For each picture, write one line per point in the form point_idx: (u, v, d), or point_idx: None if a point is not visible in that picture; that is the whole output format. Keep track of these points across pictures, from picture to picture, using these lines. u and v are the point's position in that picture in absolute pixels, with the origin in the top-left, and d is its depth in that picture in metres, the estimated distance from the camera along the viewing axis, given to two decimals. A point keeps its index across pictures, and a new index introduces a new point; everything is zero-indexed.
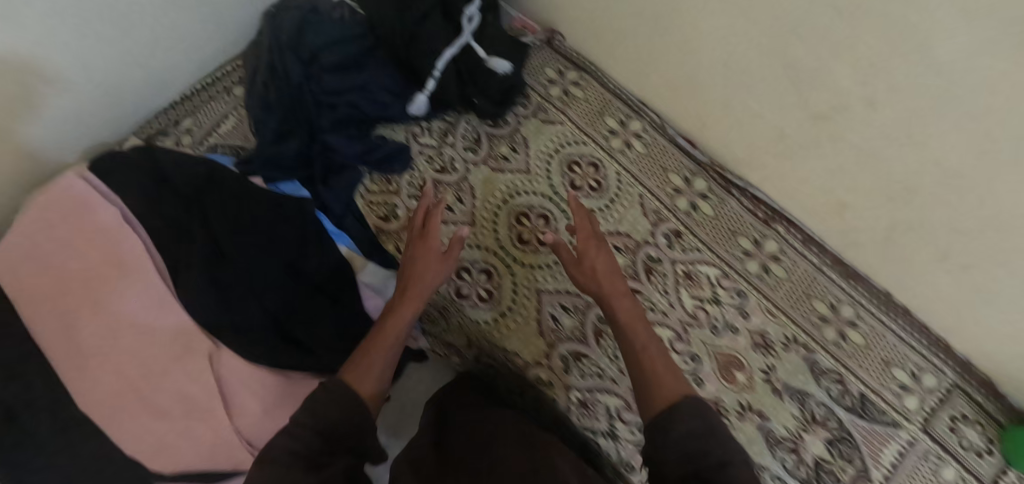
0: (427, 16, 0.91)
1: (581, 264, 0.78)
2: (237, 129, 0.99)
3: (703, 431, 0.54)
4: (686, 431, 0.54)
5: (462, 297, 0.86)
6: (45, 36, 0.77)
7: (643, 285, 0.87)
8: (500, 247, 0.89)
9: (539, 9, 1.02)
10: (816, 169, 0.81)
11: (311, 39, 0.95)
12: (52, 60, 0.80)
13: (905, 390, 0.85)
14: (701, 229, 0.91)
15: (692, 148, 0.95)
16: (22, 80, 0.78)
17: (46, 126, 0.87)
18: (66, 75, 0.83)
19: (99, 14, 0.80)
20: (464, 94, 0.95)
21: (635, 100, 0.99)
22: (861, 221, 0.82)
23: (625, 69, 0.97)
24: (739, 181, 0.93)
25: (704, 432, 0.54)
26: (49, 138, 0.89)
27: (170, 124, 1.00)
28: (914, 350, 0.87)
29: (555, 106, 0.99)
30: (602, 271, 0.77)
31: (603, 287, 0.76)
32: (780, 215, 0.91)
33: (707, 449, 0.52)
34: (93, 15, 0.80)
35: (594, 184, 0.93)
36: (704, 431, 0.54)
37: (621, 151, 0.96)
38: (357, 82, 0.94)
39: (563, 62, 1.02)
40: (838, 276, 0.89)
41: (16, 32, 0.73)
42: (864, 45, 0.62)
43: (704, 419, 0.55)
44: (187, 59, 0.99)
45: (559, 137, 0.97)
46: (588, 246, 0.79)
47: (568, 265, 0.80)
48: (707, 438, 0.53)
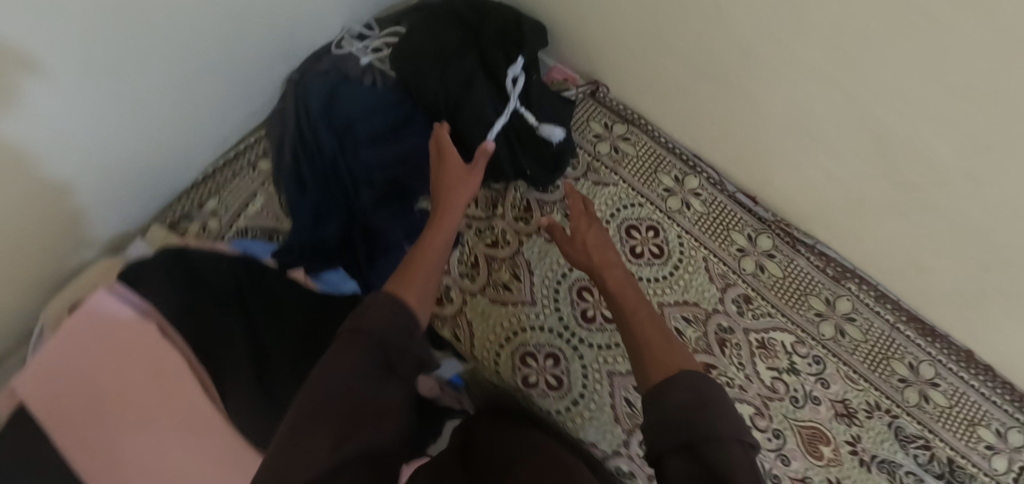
0: (471, 82, 0.86)
1: (573, 238, 0.77)
2: (266, 209, 0.92)
3: (705, 402, 0.45)
4: (679, 401, 0.46)
5: (530, 386, 0.81)
6: (77, 153, 0.70)
7: (717, 359, 0.84)
8: (565, 327, 0.84)
9: (581, 59, 0.96)
10: (899, 235, 0.76)
11: (346, 107, 0.89)
12: (82, 176, 0.73)
13: (992, 450, 0.82)
14: (771, 291, 0.87)
15: (755, 205, 0.90)
16: (53, 201, 0.72)
17: (76, 236, 0.80)
18: (95, 183, 0.77)
19: (122, 117, 0.73)
20: (517, 165, 0.89)
21: (688, 154, 0.94)
22: (944, 284, 0.78)
23: (678, 123, 0.91)
24: (807, 238, 0.89)
25: (707, 403, 0.45)
26: (78, 245, 0.82)
27: (194, 207, 0.93)
28: (997, 406, 0.83)
29: (606, 165, 0.94)
30: (593, 242, 0.76)
31: (593, 259, 0.73)
32: (852, 272, 0.88)
33: (704, 411, 0.44)
34: (116, 120, 0.73)
35: (656, 249, 0.89)
36: (697, 400, 0.45)
37: (679, 211, 0.91)
38: (397, 154, 0.88)
39: (609, 115, 0.97)
40: (915, 333, 0.86)
41: (48, 159, 0.67)
42: (977, 129, 0.56)
43: (696, 388, 0.46)
44: (207, 137, 0.91)
45: (614, 199, 0.92)
46: (580, 220, 0.78)
47: (561, 243, 0.78)
48: (706, 410, 0.44)
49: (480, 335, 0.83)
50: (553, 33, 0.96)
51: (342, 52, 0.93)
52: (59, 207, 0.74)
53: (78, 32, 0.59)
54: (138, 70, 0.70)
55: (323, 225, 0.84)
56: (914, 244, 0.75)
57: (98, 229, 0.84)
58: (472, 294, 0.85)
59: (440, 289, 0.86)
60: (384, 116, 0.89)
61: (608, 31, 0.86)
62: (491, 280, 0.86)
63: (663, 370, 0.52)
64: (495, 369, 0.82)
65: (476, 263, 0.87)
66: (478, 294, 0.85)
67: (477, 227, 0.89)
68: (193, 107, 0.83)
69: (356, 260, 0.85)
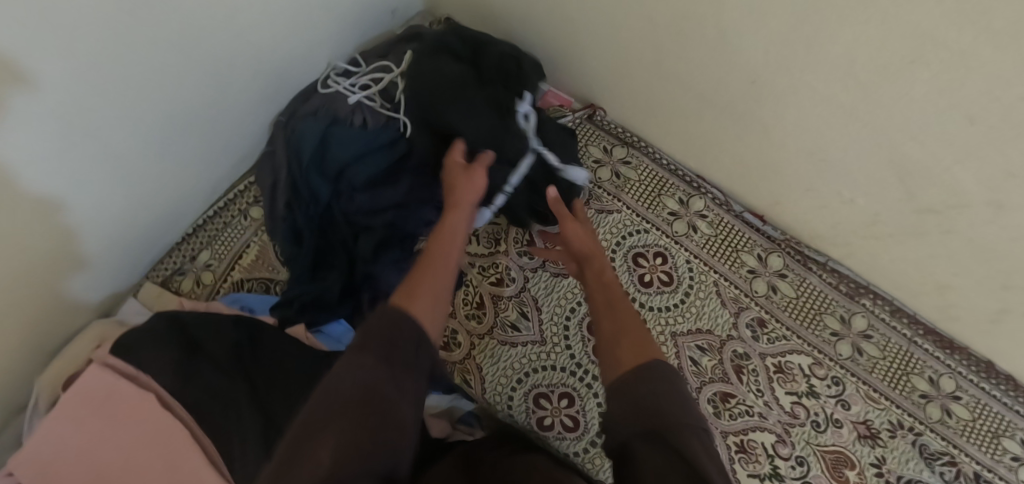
0: None
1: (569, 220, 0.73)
2: (261, 259, 0.89)
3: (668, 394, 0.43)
4: (645, 394, 0.43)
5: (546, 428, 0.78)
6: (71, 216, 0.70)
7: (736, 387, 0.82)
8: (577, 365, 0.81)
9: (575, 84, 0.94)
10: (916, 253, 0.74)
11: (338, 152, 0.85)
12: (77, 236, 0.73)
13: (1020, 462, 0.80)
14: (786, 313, 0.85)
15: (762, 224, 0.88)
16: (48, 266, 0.71)
17: (71, 301, 0.79)
18: (89, 245, 0.76)
19: (110, 177, 0.72)
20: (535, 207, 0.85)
21: (691, 175, 0.92)
22: (963, 300, 0.76)
23: (679, 144, 0.89)
24: (817, 255, 0.87)
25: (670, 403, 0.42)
26: (74, 310, 0.80)
27: (186, 260, 0.89)
28: (1021, 416, 0.81)
29: (608, 192, 0.91)
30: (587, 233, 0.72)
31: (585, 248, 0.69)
32: (866, 288, 0.86)
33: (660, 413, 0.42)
34: (103, 181, 0.71)
35: (664, 276, 0.86)
36: (663, 394, 0.43)
37: (686, 235, 0.89)
38: (394, 198, 0.85)
39: (608, 139, 0.95)
40: (933, 346, 0.84)
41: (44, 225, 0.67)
42: (999, 156, 0.54)
43: (666, 381, 0.44)
44: (196, 188, 0.88)
45: (618, 227, 0.89)
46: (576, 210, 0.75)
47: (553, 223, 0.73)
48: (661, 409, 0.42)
49: (491, 378, 0.81)
50: (544, 58, 0.93)
51: (330, 91, 0.90)
52: (59, 266, 0.73)
53: (69, 91, 0.59)
54: (122, 131, 0.69)
55: (323, 275, 0.82)
56: (930, 262, 0.74)
57: (95, 288, 0.82)
58: (479, 335, 0.83)
59: (447, 334, 0.83)
60: (378, 160, 0.85)
61: (602, 56, 0.83)
62: (498, 320, 0.84)
63: (632, 356, 0.48)
64: (509, 413, 0.79)
65: (482, 303, 0.85)
66: (486, 335, 0.83)
67: (480, 264, 0.87)
68: (184, 155, 0.81)
69: (361, 308, 0.82)
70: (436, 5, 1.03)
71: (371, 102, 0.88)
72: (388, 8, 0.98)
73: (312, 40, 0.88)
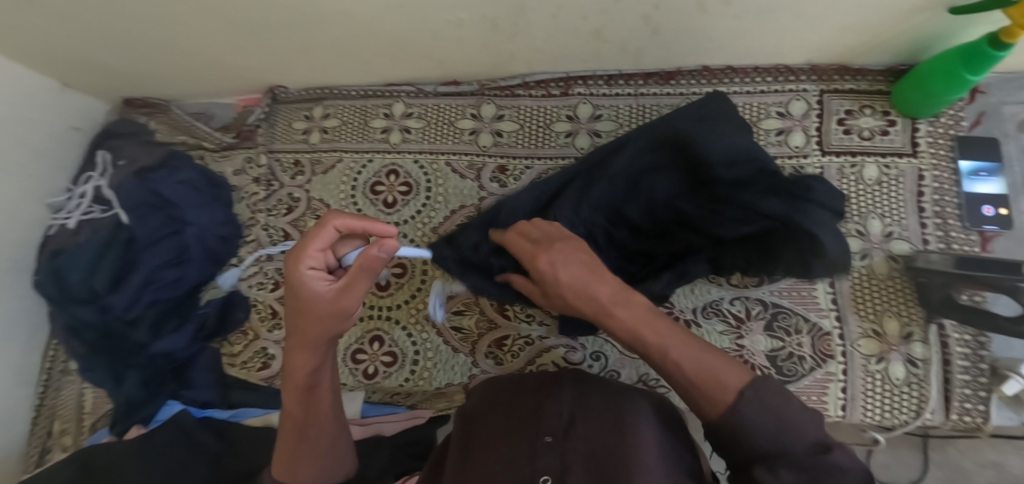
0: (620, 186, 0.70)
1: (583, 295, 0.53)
2: (98, 399, 0.92)
3: (779, 429, 0.43)
4: (768, 432, 0.43)
5: (372, 376, 0.84)
6: None
7: (507, 188, 0.85)
8: (371, 307, 0.86)
9: (245, 83, 0.94)
10: (548, 22, 0.72)
11: (74, 275, 0.85)
12: None
13: (785, 133, 0.80)
14: (518, 147, 0.87)
15: (457, 87, 0.90)
16: None
17: None
18: None
19: None
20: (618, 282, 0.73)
21: (382, 88, 0.93)
22: (623, 34, 0.74)
23: (349, 73, 0.89)
24: (513, 80, 0.88)
25: (785, 446, 0.43)
26: None
27: (45, 437, 0.92)
28: (765, 93, 0.81)
29: (324, 151, 0.93)
30: (575, 284, 0.53)
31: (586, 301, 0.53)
32: (571, 78, 0.86)
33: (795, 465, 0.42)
34: None
35: (403, 188, 0.89)
36: (778, 416, 0.43)
37: (404, 140, 0.90)
38: (142, 282, 0.85)
39: (304, 106, 0.95)
40: (659, 85, 0.84)
41: None
42: None
43: (774, 418, 0.43)
44: (8, 377, 0.90)
45: (347, 173, 0.91)
46: (297, 267, 0.51)
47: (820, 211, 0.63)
48: (783, 444, 0.43)
49: None
50: (204, 78, 0.93)
51: (54, 231, 0.92)
52: None
53: None
54: None
55: (126, 380, 0.83)
56: (569, 18, 0.71)
57: None
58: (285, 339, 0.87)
59: (260, 354, 0.88)
60: (108, 261, 0.85)
61: (406, 106, 0.91)
62: None
63: (712, 396, 0.46)
64: (339, 381, 0.85)
65: (274, 310, 0.89)
66: None
67: (256, 281, 0.91)
68: None
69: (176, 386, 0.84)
70: (105, 96, 1.01)
71: (89, 214, 0.91)
72: (67, 128, 0.97)
73: (5, 203, 0.87)
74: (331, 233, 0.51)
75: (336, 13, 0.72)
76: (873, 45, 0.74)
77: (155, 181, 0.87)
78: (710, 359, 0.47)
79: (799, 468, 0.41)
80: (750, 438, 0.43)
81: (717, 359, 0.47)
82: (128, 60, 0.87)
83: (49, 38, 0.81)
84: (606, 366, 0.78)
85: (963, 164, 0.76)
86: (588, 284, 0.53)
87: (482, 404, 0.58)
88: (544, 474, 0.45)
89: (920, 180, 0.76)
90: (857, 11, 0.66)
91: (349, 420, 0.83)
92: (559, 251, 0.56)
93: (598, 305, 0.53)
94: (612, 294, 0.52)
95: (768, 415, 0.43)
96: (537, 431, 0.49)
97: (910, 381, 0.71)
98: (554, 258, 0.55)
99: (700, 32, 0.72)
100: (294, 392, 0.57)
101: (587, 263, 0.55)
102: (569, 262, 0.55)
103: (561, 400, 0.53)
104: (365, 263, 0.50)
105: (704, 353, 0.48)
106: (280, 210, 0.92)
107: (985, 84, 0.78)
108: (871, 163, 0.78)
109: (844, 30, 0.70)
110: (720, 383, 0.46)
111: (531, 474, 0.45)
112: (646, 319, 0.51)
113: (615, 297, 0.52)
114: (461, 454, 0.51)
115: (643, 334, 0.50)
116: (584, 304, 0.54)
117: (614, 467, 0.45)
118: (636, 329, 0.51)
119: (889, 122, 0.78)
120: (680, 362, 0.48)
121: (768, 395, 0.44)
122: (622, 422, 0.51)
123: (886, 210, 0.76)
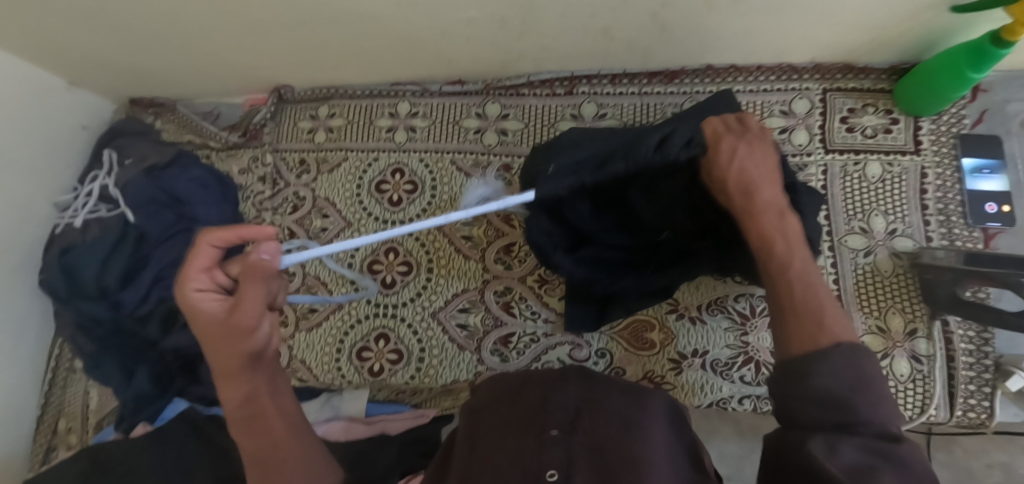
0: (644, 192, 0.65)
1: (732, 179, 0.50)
2: (104, 397, 0.92)
3: (854, 388, 0.41)
4: (833, 391, 0.41)
5: (378, 373, 0.84)
6: None
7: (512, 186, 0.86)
8: (377, 305, 0.86)
9: (251, 82, 0.95)
10: (555, 20, 0.72)
11: (83, 273, 0.86)
12: None
13: (788, 131, 0.81)
14: (523, 146, 0.87)
15: (463, 86, 0.90)
16: None
17: None
18: None
19: None
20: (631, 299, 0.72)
21: (387, 87, 0.93)
22: (629, 33, 0.75)
23: (356, 73, 0.90)
24: (518, 79, 0.88)
25: (851, 405, 0.41)
26: None
27: (51, 435, 0.92)
28: (769, 92, 0.82)
29: (330, 150, 0.93)
30: (752, 173, 0.50)
31: (736, 196, 0.51)
32: (576, 77, 0.87)
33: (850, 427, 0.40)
34: None
35: (409, 187, 0.90)
36: (857, 382, 0.41)
37: (409, 139, 0.91)
38: (152, 278, 0.87)
39: (310, 106, 0.96)
40: (664, 84, 0.84)
41: None
42: None
43: (855, 375, 0.42)
44: (14, 375, 0.90)
45: (353, 172, 0.92)
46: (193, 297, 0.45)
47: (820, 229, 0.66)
48: (856, 403, 0.41)
49: (316, 363, 0.86)
50: (212, 78, 0.93)
51: (61, 230, 0.92)
52: None
53: None
54: None
55: (134, 378, 0.84)
56: (577, 16, 0.71)
57: None
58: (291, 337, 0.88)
59: None
60: (118, 258, 0.86)
61: (412, 105, 0.92)
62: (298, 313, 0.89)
63: (808, 335, 0.44)
64: (345, 379, 0.85)
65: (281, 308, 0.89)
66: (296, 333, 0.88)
67: None
68: None
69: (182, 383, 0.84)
70: (113, 96, 1.01)
71: (96, 213, 0.91)
72: (75, 127, 0.97)
73: (13, 202, 0.87)
74: (210, 252, 0.45)
75: (346, 12, 0.73)
76: (877, 44, 0.74)
77: (164, 180, 0.89)
78: (817, 291, 0.47)
79: (869, 447, 0.39)
80: (816, 381, 0.42)
81: (829, 296, 0.47)
82: (137, 59, 0.88)
83: (59, 36, 0.81)
84: (612, 363, 0.78)
85: (966, 161, 0.77)
86: (754, 181, 0.50)
87: (487, 399, 0.58)
88: (551, 467, 0.45)
89: (923, 178, 0.77)
90: (863, 9, 0.67)
91: (353, 416, 0.82)
92: (759, 136, 0.52)
93: (740, 189, 0.50)
94: (768, 175, 0.51)
95: (837, 369, 0.42)
96: (543, 425, 0.49)
97: (914, 378, 0.72)
98: (724, 170, 0.51)
99: (706, 30, 0.73)
100: (238, 425, 0.48)
101: (756, 146, 0.51)
102: (745, 134, 0.52)
103: (567, 395, 0.53)
104: (246, 274, 0.45)
105: (816, 283, 0.48)
106: (286, 208, 0.93)
107: (987, 83, 0.77)
108: (874, 160, 0.78)
109: (849, 29, 0.71)
110: (822, 326, 0.44)
111: (537, 467, 0.45)
112: (782, 241, 0.49)
113: (765, 206, 0.50)
114: (466, 449, 0.52)
115: (777, 247, 0.49)
116: (730, 201, 0.52)
117: (620, 460, 0.45)
118: (783, 258, 0.49)
119: (892, 120, 0.79)
120: (806, 297, 0.46)
121: (860, 363, 0.42)
122: (627, 418, 0.51)
123: (890, 207, 0.77)
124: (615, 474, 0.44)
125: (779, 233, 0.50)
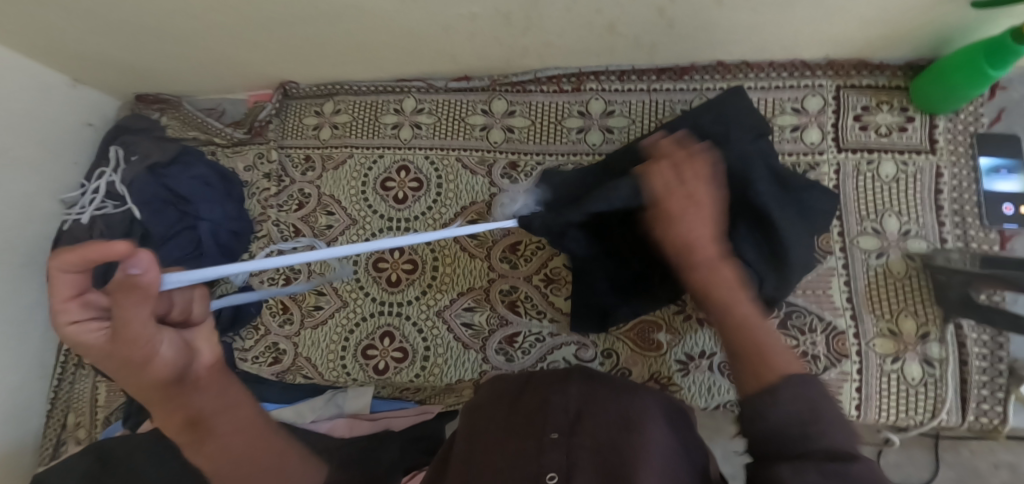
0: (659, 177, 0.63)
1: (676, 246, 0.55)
2: (112, 392, 0.93)
3: (808, 416, 0.44)
4: (787, 416, 0.45)
5: (383, 372, 0.84)
6: None
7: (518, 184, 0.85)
8: (382, 303, 0.86)
9: (256, 78, 0.94)
10: (562, 16, 0.71)
11: None
12: None
13: (800, 129, 0.79)
14: (529, 143, 0.86)
15: (469, 82, 0.89)
16: None
17: None
18: None
19: None
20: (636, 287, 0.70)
21: (392, 83, 0.92)
22: (637, 29, 0.73)
23: (361, 69, 0.89)
24: (524, 75, 0.87)
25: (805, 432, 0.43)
26: None
27: (61, 429, 0.93)
28: (781, 89, 0.80)
29: (334, 147, 0.93)
30: (691, 237, 0.55)
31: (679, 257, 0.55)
32: (583, 73, 0.85)
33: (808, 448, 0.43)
34: None
35: (414, 184, 0.89)
36: (809, 414, 0.44)
37: (414, 136, 0.90)
38: None
39: (315, 102, 0.95)
40: (672, 81, 0.83)
41: None
42: None
43: (807, 403, 0.45)
44: (24, 370, 0.91)
45: (357, 169, 0.91)
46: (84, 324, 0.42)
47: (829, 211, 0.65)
48: (810, 436, 0.43)
49: (321, 361, 0.86)
50: (216, 74, 0.93)
51: (67, 226, 0.92)
52: None
53: None
54: None
55: None
56: (584, 13, 0.70)
57: None
58: (296, 334, 0.88)
59: (272, 349, 0.88)
60: None
61: (417, 101, 0.91)
62: (303, 310, 0.88)
63: (760, 370, 0.49)
64: (349, 377, 0.85)
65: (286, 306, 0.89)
66: (301, 330, 0.88)
67: (268, 277, 0.91)
68: None
69: None
70: (118, 92, 1.01)
71: (102, 210, 0.91)
72: (81, 123, 0.97)
73: (21, 199, 0.88)
74: (66, 278, 0.41)
75: (350, 8, 0.72)
76: (892, 40, 0.72)
77: (169, 177, 0.88)
78: (759, 336, 0.52)
79: (826, 469, 0.40)
80: (773, 404, 0.46)
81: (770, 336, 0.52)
82: (142, 56, 0.87)
83: (63, 33, 0.81)
84: (617, 365, 0.78)
85: (983, 161, 0.75)
86: (695, 242, 0.54)
87: (491, 398, 0.58)
88: (549, 469, 0.45)
89: (937, 178, 0.75)
90: (878, 6, 0.65)
91: (357, 414, 0.84)
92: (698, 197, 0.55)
93: (683, 243, 0.55)
94: (709, 233, 0.55)
95: (788, 394, 0.46)
96: (545, 428, 0.49)
97: (926, 381, 0.71)
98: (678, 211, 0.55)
99: (716, 26, 0.71)
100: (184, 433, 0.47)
101: (691, 222, 0.55)
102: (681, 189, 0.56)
103: (569, 397, 0.52)
104: (128, 294, 0.40)
105: (765, 329, 0.53)
106: (291, 205, 0.93)
107: (1007, 79, 0.75)
108: (888, 160, 0.77)
109: (863, 25, 0.69)
110: (767, 357, 0.50)
111: (535, 471, 0.45)
112: (731, 293, 0.54)
113: (695, 243, 0.55)
114: (467, 451, 0.51)
115: (722, 298, 0.54)
116: (682, 266, 0.56)
117: (621, 463, 0.45)
118: (727, 306, 0.54)
119: (907, 118, 0.77)
120: (755, 336, 0.52)
121: (806, 389, 0.46)
122: (631, 419, 0.50)
123: (903, 208, 0.75)
124: (614, 478, 0.43)
125: (724, 287, 0.54)
